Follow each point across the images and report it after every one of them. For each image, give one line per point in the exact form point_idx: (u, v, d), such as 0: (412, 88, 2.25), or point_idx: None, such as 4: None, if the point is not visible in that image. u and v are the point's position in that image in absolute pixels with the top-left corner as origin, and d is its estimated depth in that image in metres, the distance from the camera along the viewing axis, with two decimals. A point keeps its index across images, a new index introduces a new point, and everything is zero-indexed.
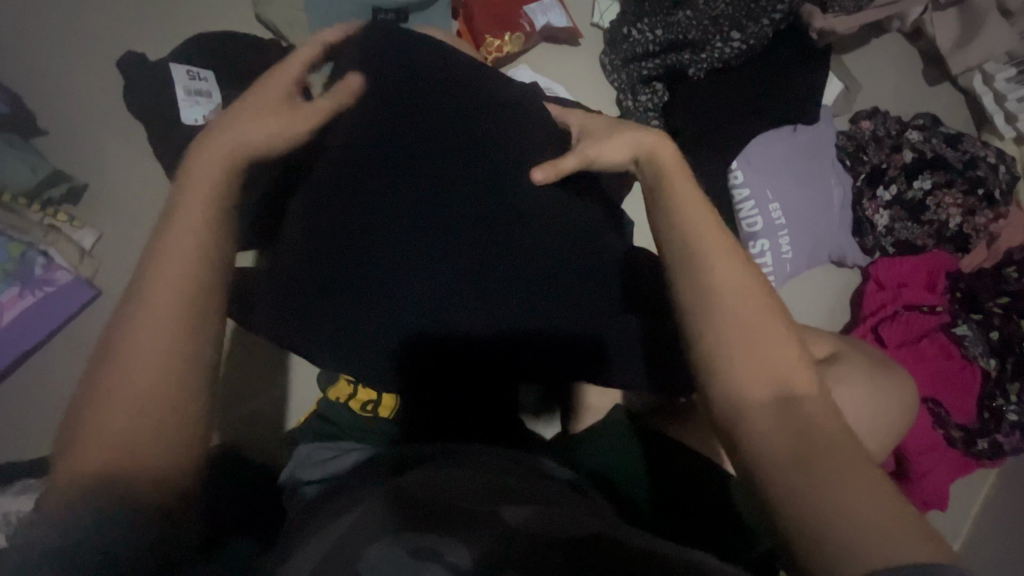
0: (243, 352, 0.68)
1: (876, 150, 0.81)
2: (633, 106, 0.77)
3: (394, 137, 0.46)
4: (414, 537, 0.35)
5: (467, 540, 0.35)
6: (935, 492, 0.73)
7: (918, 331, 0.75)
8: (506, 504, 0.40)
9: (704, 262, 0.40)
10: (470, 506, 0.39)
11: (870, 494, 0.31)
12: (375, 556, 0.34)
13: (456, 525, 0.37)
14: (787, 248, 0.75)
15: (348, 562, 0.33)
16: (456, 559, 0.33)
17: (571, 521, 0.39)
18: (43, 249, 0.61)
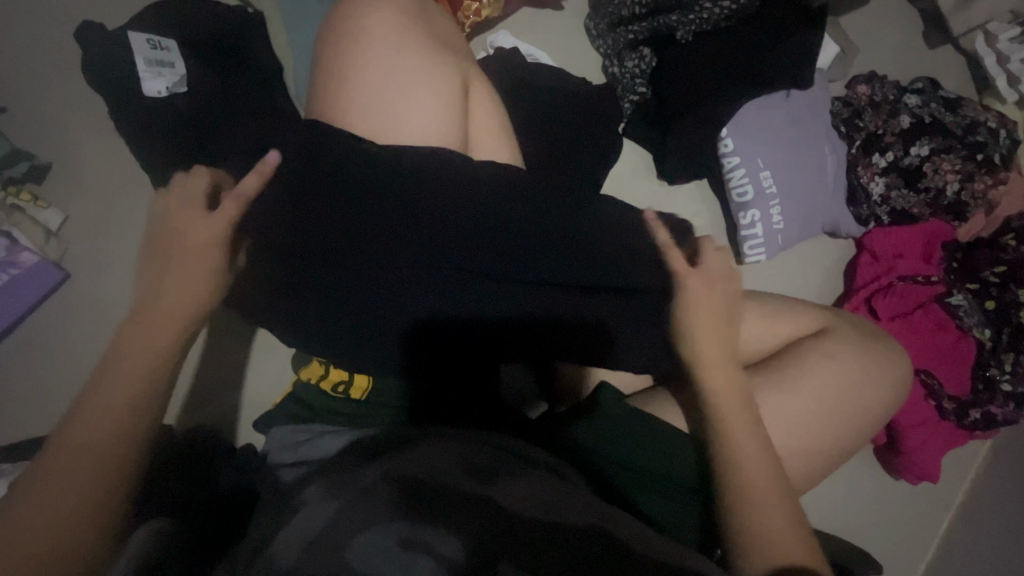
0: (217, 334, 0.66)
1: (872, 116, 0.78)
2: (620, 73, 0.74)
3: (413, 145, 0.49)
4: (407, 524, 0.35)
5: (458, 528, 0.35)
6: (927, 465, 0.72)
7: (912, 302, 0.73)
8: (498, 485, 0.41)
9: (703, 332, 0.53)
10: (462, 490, 0.39)
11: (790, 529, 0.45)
12: (363, 545, 0.34)
13: (447, 508, 0.37)
14: (778, 217, 0.73)
15: (335, 552, 0.34)
16: (445, 551, 0.34)
17: (563, 504, 0.39)
18: (6, 230, 0.59)
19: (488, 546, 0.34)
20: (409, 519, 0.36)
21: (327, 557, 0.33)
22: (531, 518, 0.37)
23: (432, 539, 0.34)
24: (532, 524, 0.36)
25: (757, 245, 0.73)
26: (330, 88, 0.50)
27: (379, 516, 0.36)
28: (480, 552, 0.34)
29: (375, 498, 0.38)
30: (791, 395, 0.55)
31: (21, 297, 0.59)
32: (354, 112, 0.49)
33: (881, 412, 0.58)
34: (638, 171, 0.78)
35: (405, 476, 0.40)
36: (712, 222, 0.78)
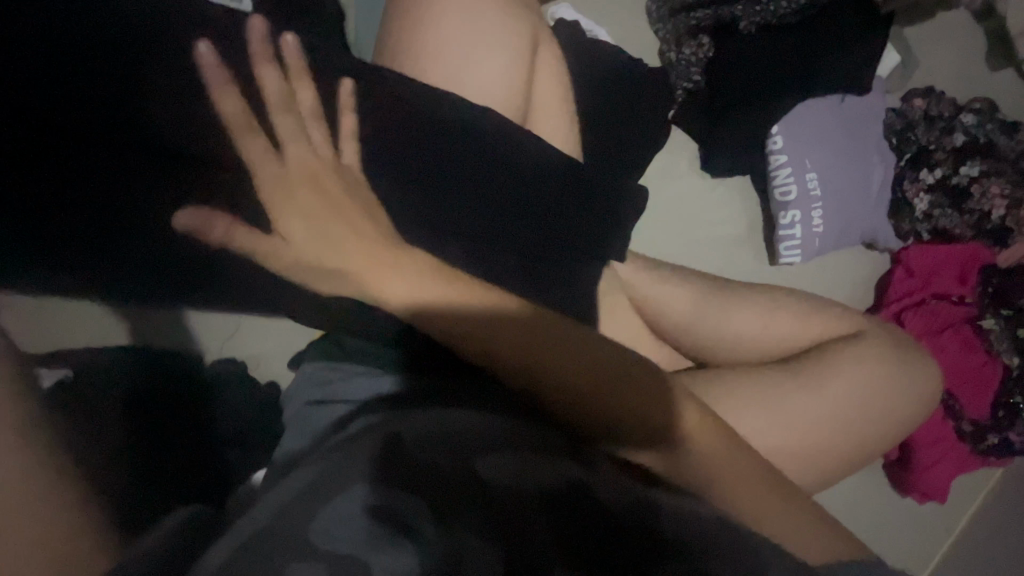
0: None
1: (925, 130, 0.77)
2: (676, 60, 0.74)
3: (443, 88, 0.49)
4: (381, 492, 0.32)
5: (439, 498, 0.32)
6: (938, 484, 0.72)
7: (943, 322, 0.72)
8: (488, 455, 0.37)
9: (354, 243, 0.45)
10: (455, 461, 0.36)
11: (709, 453, 0.46)
12: (338, 511, 0.31)
13: (426, 478, 0.34)
14: (818, 221, 0.72)
15: (306, 515, 0.31)
16: (424, 525, 0.30)
17: (555, 471, 0.36)
18: None
19: (472, 519, 0.31)
20: (384, 485, 0.33)
21: (296, 518, 0.31)
22: (525, 496, 0.33)
23: (402, 512, 0.31)
24: (520, 499, 0.33)
25: (793, 247, 0.73)
26: (397, 33, 0.50)
27: (354, 481, 0.33)
28: (458, 527, 0.30)
29: (350, 463, 0.35)
30: (814, 393, 0.56)
31: None
32: (419, 36, 0.49)
33: (904, 426, 0.58)
34: (683, 159, 0.78)
35: (387, 443, 0.37)
36: (750, 220, 0.78)
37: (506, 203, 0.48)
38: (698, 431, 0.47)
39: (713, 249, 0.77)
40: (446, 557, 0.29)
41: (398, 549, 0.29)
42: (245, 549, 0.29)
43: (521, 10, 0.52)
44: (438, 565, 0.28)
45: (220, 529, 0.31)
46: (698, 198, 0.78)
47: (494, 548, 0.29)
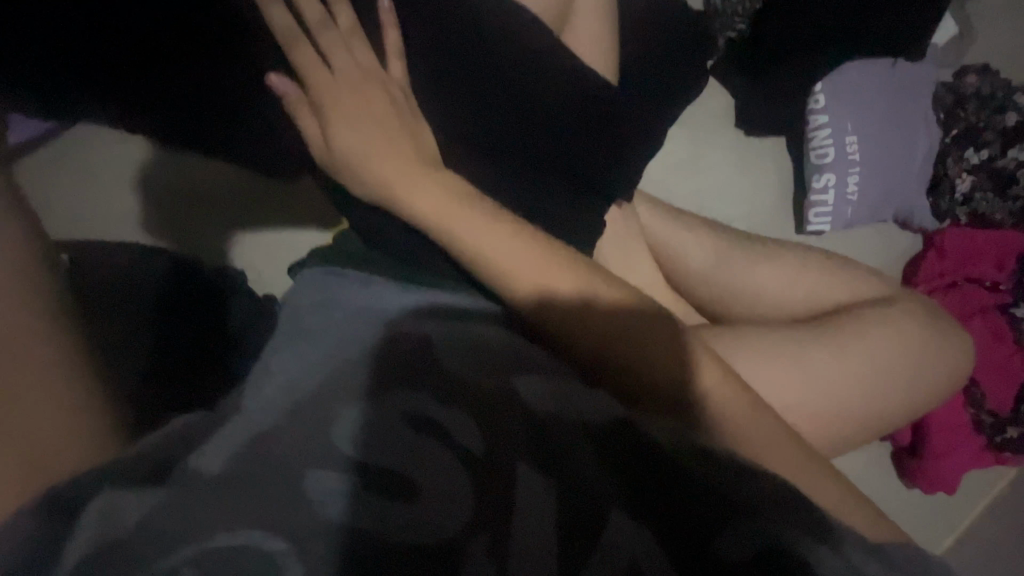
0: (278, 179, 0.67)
1: (976, 108, 0.73)
2: (721, 6, 0.70)
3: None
4: (401, 401, 0.30)
5: (473, 413, 0.30)
6: (948, 475, 0.69)
7: (974, 306, 0.70)
8: (519, 371, 0.34)
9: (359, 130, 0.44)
10: (474, 375, 0.33)
11: (741, 413, 0.40)
12: (356, 422, 0.28)
13: (458, 391, 0.31)
14: (853, 188, 0.69)
15: (322, 428, 0.28)
16: (461, 437, 0.29)
17: (591, 396, 0.33)
18: None
19: (511, 440, 0.29)
20: (411, 394, 0.30)
21: (313, 431, 0.28)
22: (559, 414, 0.31)
23: (437, 427, 0.29)
24: (561, 425, 0.31)
25: (824, 213, 0.70)
26: None
27: (375, 390, 0.30)
28: (499, 451, 0.29)
29: (372, 371, 0.32)
30: (837, 353, 0.53)
31: None
32: None
33: (926, 400, 0.55)
34: (718, 114, 0.74)
35: (409, 351, 0.34)
36: (780, 184, 0.75)
37: (522, 109, 0.47)
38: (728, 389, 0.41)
39: (738, 210, 0.74)
40: (486, 485, 0.27)
41: (434, 466, 0.27)
42: (266, 456, 0.27)
43: None
44: (485, 478, 0.27)
45: (234, 426, 0.29)
46: (728, 156, 0.74)
47: (538, 467, 0.28)
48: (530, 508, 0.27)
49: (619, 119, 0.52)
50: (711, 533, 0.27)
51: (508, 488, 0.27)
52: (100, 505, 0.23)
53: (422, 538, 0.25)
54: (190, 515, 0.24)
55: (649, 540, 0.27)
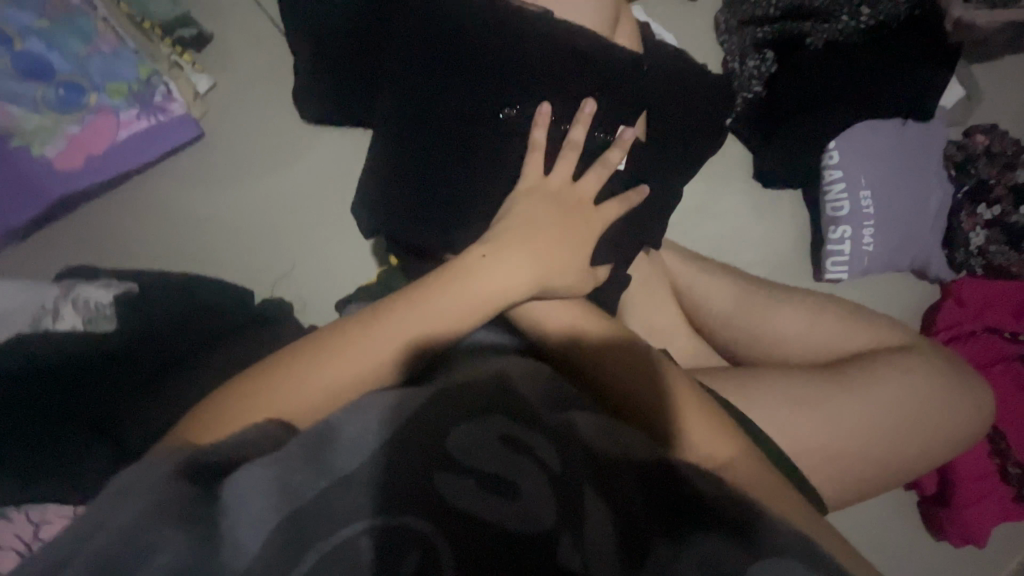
0: (328, 220, 0.72)
1: (986, 165, 0.76)
2: (738, 70, 0.76)
3: (521, 56, 0.53)
4: (488, 425, 0.34)
5: (549, 439, 0.34)
6: (976, 527, 0.68)
7: (993, 355, 0.71)
8: (578, 410, 0.39)
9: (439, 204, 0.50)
10: (542, 408, 0.37)
11: (717, 436, 0.43)
12: (460, 440, 0.32)
13: (533, 419, 0.35)
14: (869, 239, 0.72)
15: (427, 442, 0.32)
16: (543, 459, 0.33)
17: (639, 437, 0.37)
18: (166, 80, 0.66)
19: (580, 466, 0.33)
20: (496, 421, 0.34)
21: (417, 446, 0.32)
22: (613, 449, 0.35)
23: (522, 447, 0.33)
24: (617, 458, 0.35)
25: (841, 261, 0.73)
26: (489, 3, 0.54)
27: (465, 414, 0.34)
28: (571, 472, 0.32)
29: (458, 395, 0.36)
30: (857, 397, 0.54)
31: (164, 141, 0.66)
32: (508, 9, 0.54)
33: (949, 447, 0.56)
34: (737, 167, 0.79)
35: (484, 380, 0.38)
36: (798, 234, 0.78)
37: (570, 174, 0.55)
38: (714, 416, 0.44)
39: (759, 259, 0.77)
40: (565, 500, 0.31)
41: (525, 481, 0.31)
42: (382, 462, 0.31)
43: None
44: (565, 496, 0.31)
45: (350, 434, 0.33)
46: (748, 207, 0.78)
47: (603, 493, 0.32)
48: (602, 523, 0.30)
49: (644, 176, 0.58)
50: (755, 553, 0.30)
51: (580, 506, 0.31)
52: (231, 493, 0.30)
53: (514, 540, 0.28)
54: (334, 511, 0.29)
55: (705, 552, 0.30)
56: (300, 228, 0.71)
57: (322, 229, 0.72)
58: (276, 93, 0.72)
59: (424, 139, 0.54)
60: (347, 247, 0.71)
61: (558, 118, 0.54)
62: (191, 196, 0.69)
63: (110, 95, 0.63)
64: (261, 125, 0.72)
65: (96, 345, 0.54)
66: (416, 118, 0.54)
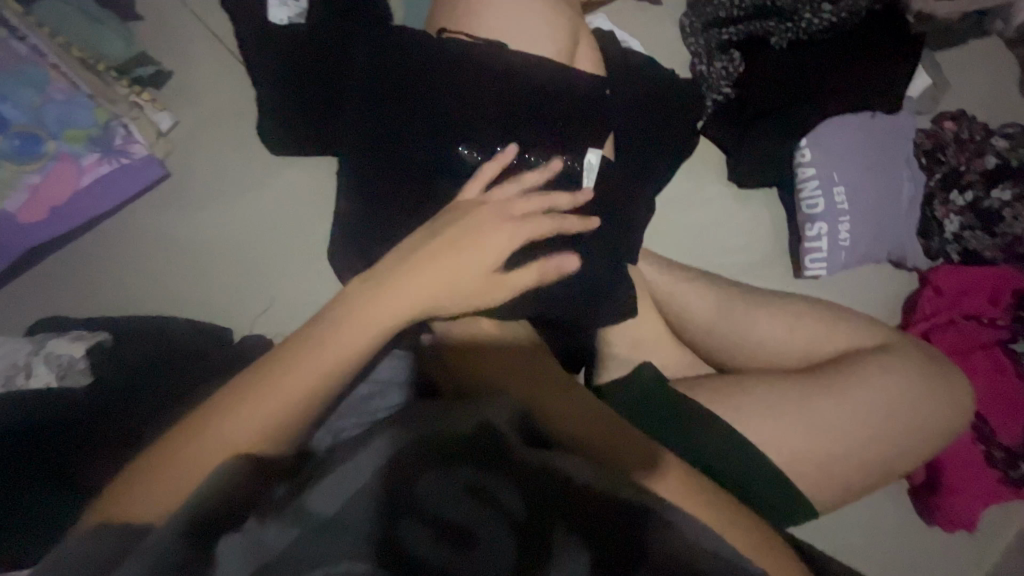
0: (302, 252, 0.71)
1: (956, 151, 0.77)
2: (707, 73, 0.75)
3: (483, 83, 0.52)
4: (461, 472, 0.34)
5: (520, 486, 0.35)
6: (965, 512, 0.69)
7: (972, 342, 0.72)
8: (553, 451, 0.39)
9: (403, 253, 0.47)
10: (518, 447, 0.37)
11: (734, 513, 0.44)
12: (428, 488, 0.33)
13: (509, 462, 0.36)
14: (845, 235, 0.73)
15: (396, 494, 0.33)
16: (511, 506, 0.33)
17: (610, 475, 0.38)
18: (126, 122, 0.64)
19: (548, 511, 0.34)
20: (470, 469, 0.34)
21: (387, 498, 0.32)
22: (585, 488, 0.36)
23: (496, 494, 0.34)
24: (588, 498, 0.35)
25: (820, 259, 0.74)
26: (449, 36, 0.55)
27: (439, 459, 0.34)
28: (542, 520, 0.33)
29: (439, 434, 0.36)
30: (840, 401, 0.55)
31: (129, 184, 0.65)
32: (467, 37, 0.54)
33: (933, 442, 0.57)
34: (710, 170, 0.79)
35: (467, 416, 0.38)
36: (776, 233, 0.79)
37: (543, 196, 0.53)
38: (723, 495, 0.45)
39: (738, 261, 0.78)
40: (531, 548, 0.32)
41: (492, 530, 0.32)
42: (358, 512, 0.32)
43: (558, 19, 0.56)
44: (530, 544, 0.32)
45: (329, 480, 0.33)
46: (724, 208, 0.78)
47: (573, 535, 0.33)
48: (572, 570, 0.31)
49: (617, 193, 0.58)
50: None
51: (549, 553, 0.32)
52: (224, 550, 0.30)
53: None
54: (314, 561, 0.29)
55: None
56: (273, 263, 0.70)
57: (295, 261, 0.71)
58: (242, 126, 0.71)
59: (391, 172, 0.54)
60: (324, 278, 0.71)
61: (526, 141, 0.54)
62: (161, 236, 0.68)
63: (69, 142, 0.61)
64: (225, 159, 0.71)
65: (61, 403, 0.53)
66: (381, 150, 0.54)
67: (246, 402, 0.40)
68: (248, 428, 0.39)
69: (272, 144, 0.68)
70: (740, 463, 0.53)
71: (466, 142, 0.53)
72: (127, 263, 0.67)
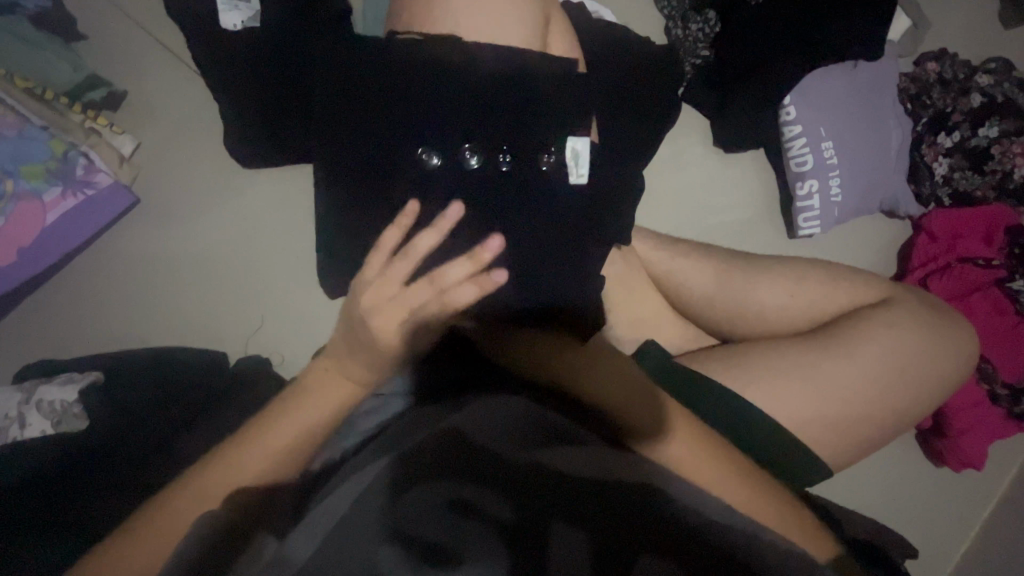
0: (292, 270, 0.69)
1: (940, 93, 0.76)
2: (683, 36, 0.74)
3: (449, 71, 0.50)
4: (445, 488, 0.36)
5: (505, 492, 0.36)
6: (973, 451, 0.70)
7: (969, 284, 0.72)
8: (546, 446, 0.40)
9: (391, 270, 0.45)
10: (504, 453, 0.39)
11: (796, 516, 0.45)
12: (410, 505, 0.35)
13: (489, 469, 0.37)
14: (837, 190, 0.72)
15: (380, 516, 0.34)
16: (495, 514, 0.35)
17: (603, 465, 0.39)
18: (84, 150, 0.61)
19: (535, 511, 0.35)
20: (453, 484, 0.36)
21: (372, 521, 0.34)
22: (574, 483, 0.37)
23: (477, 505, 0.35)
24: (576, 491, 0.36)
25: (813, 217, 0.73)
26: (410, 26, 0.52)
27: (422, 478, 0.37)
28: (528, 521, 0.34)
29: (414, 457, 0.38)
30: (846, 362, 0.54)
31: (98, 215, 0.62)
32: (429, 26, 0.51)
33: (940, 391, 0.57)
34: (695, 137, 0.77)
35: (437, 434, 0.40)
36: (767, 195, 0.78)
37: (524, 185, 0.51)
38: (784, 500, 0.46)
39: (733, 227, 0.77)
40: (521, 550, 0.33)
41: (476, 540, 0.33)
42: (346, 543, 0.33)
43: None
44: (518, 547, 0.33)
45: (315, 516, 0.35)
46: (712, 175, 0.77)
47: (560, 529, 0.34)
48: (563, 562, 0.32)
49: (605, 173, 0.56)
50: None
51: (540, 551, 0.33)
52: None
53: None
54: None
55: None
56: (259, 282, 0.68)
57: (283, 277, 0.69)
58: (208, 141, 0.68)
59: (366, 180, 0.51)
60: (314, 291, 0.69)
61: (505, 132, 0.51)
62: (137, 265, 0.66)
63: (27, 178, 0.58)
64: (195, 178, 0.68)
65: (56, 450, 0.49)
66: (354, 154, 0.51)
67: (258, 440, 0.41)
68: (259, 464, 0.40)
69: (242, 159, 0.65)
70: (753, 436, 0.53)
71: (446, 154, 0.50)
72: (106, 295, 0.64)
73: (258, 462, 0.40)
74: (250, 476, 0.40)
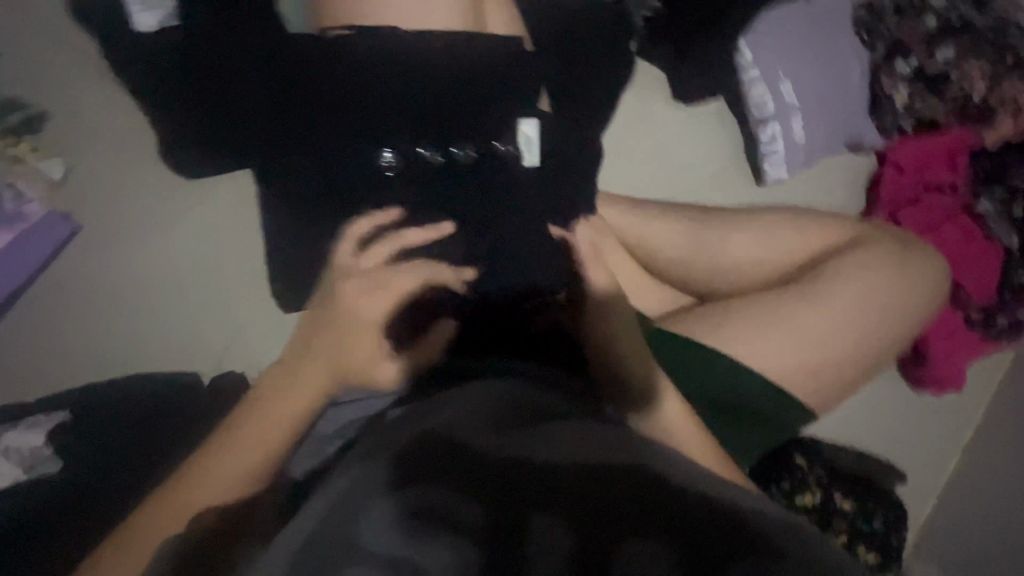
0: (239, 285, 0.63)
1: (895, 20, 0.73)
2: None
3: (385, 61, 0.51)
4: (418, 494, 0.34)
5: (481, 492, 0.35)
6: (954, 373, 0.72)
7: (937, 213, 0.72)
8: (524, 438, 0.39)
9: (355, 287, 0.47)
10: (482, 450, 0.37)
11: None
12: (377, 518, 0.33)
13: (479, 460, 0.36)
14: (800, 131, 0.70)
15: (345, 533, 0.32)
16: (472, 516, 0.33)
17: (585, 450, 0.38)
18: (10, 183, 0.57)
19: (514, 508, 0.34)
20: (427, 488, 0.34)
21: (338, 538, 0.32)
22: (553, 470, 0.36)
23: (465, 495, 0.34)
24: (556, 479, 0.36)
25: (779, 162, 0.72)
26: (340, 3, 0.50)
27: (391, 485, 0.35)
28: (506, 522, 0.33)
29: (403, 452, 0.37)
30: (823, 307, 0.54)
31: (38, 249, 0.58)
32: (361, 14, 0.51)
33: (916, 324, 0.58)
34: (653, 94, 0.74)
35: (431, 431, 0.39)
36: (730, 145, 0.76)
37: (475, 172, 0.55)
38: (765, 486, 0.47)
39: (695, 182, 0.75)
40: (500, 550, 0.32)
41: (450, 547, 0.32)
42: (328, 547, 0.32)
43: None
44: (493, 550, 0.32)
45: (285, 540, 0.33)
46: (675, 130, 0.75)
47: (543, 520, 0.33)
48: (545, 556, 0.31)
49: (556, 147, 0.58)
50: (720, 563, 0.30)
51: (520, 548, 0.32)
52: None
53: None
54: None
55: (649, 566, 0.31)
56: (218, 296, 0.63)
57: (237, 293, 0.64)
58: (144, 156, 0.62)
59: (320, 180, 0.52)
60: None
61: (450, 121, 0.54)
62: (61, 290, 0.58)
63: None
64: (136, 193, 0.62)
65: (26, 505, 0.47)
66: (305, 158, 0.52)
67: (222, 454, 0.41)
68: (222, 472, 0.40)
69: (185, 173, 0.63)
70: (733, 390, 0.53)
71: (399, 153, 0.53)
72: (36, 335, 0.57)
73: (227, 475, 0.40)
74: (209, 496, 0.39)
